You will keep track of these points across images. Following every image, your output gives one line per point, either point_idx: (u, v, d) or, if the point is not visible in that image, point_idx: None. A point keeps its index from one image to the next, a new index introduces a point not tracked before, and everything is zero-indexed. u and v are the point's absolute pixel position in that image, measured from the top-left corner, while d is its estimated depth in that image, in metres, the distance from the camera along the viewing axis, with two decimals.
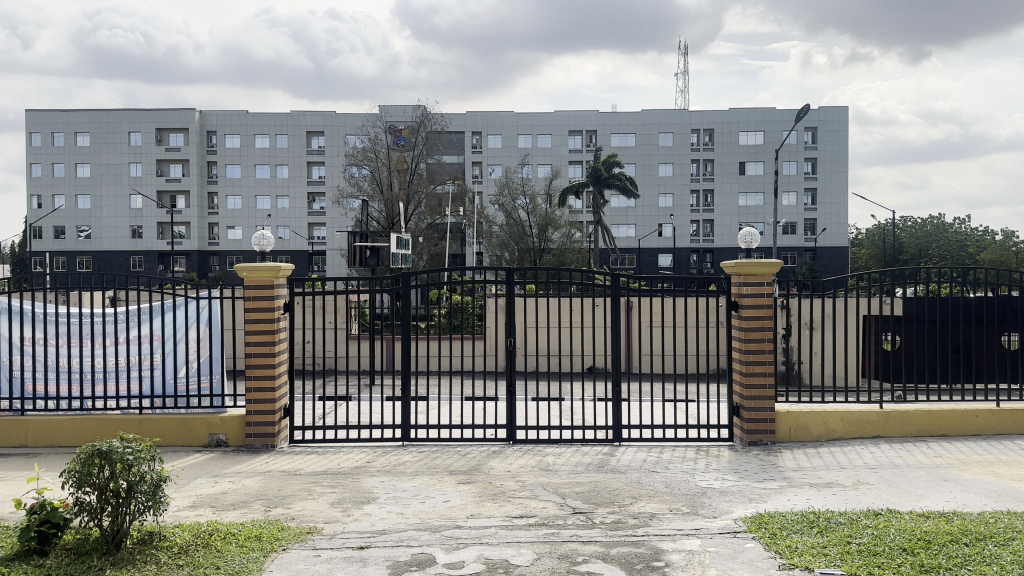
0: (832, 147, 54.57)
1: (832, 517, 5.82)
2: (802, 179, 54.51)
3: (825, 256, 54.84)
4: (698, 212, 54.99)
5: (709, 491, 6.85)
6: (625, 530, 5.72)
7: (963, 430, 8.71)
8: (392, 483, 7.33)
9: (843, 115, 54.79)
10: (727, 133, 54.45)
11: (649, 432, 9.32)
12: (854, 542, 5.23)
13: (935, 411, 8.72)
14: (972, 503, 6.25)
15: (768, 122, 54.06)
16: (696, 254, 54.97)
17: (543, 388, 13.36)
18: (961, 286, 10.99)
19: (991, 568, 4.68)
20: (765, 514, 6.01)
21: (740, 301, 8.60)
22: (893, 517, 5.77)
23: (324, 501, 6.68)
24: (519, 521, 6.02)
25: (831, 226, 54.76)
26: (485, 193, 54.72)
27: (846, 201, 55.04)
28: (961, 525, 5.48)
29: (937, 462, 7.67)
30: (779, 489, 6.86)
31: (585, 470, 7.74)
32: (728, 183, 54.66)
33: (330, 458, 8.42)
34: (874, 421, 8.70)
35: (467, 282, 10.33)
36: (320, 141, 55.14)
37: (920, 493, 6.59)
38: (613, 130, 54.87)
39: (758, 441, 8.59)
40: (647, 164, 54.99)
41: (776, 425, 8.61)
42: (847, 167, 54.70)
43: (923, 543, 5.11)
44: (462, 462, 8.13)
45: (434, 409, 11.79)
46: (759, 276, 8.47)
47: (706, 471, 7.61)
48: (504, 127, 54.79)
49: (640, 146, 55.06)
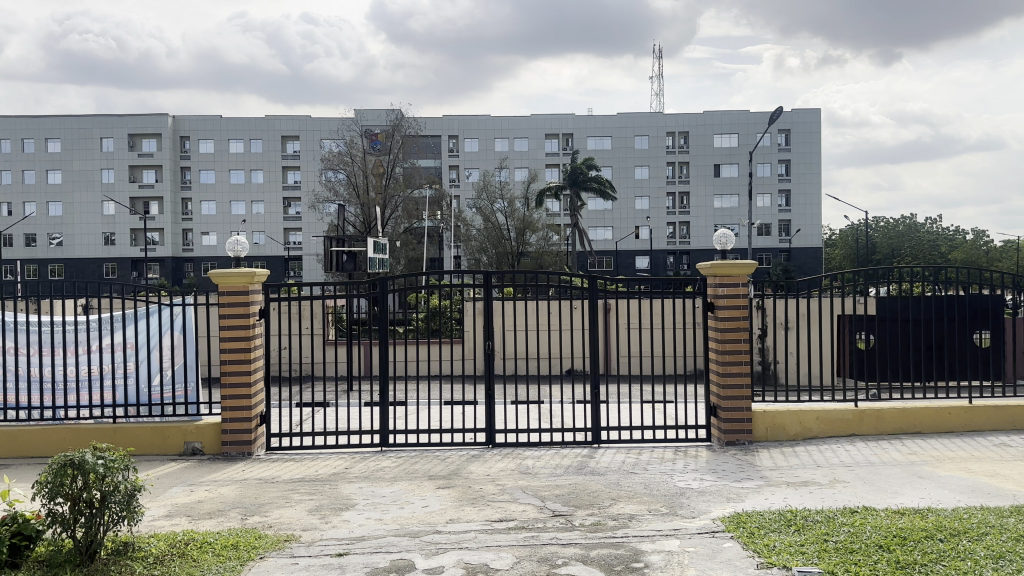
0: (805, 149, 55.21)
1: (809, 515, 5.87)
2: (776, 181, 55.12)
3: (799, 256, 55.47)
4: (674, 214, 55.36)
5: (688, 491, 6.88)
6: (605, 532, 5.73)
7: (937, 428, 8.83)
8: (370, 489, 7.27)
9: (817, 118, 55.46)
10: (701, 136, 54.93)
11: (628, 433, 9.34)
12: (831, 540, 5.28)
13: (910, 408, 8.84)
14: (947, 499, 6.35)
15: (742, 125, 54.61)
16: (673, 256, 55.40)
17: (521, 391, 13.62)
18: (933, 285, 11.13)
19: (966, 564, 4.74)
20: (743, 513, 6.03)
21: (716, 303, 8.66)
22: (868, 514, 5.84)
23: (300, 509, 6.60)
24: (499, 524, 6.01)
25: (805, 227, 55.37)
26: (462, 196, 54.78)
27: (819, 203, 55.69)
28: (936, 521, 5.55)
29: (912, 458, 7.78)
30: (756, 489, 6.90)
31: (565, 472, 7.74)
32: (703, 186, 55.07)
33: (308, 465, 8.34)
34: (849, 419, 8.80)
35: (445, 287, 10.13)
36: (295, 145, 54.78)
37: (896, 490, 6.67)
38: (589, 133, 54.99)
39: (736, 441, 8.64)
40: (623, 167, 55.30)
41: (753, 424, 8.68)
42: (820, 169, 55.41)
43: (899, 540, 5.17)
44: (442, 467, 8.09)
45: (413, 413, 11.74)
46: (735, 277, 8.54)
47: (684, 471, 7.65)
48: (480, 130, 54.83)
49: (616, 149, 55.31)
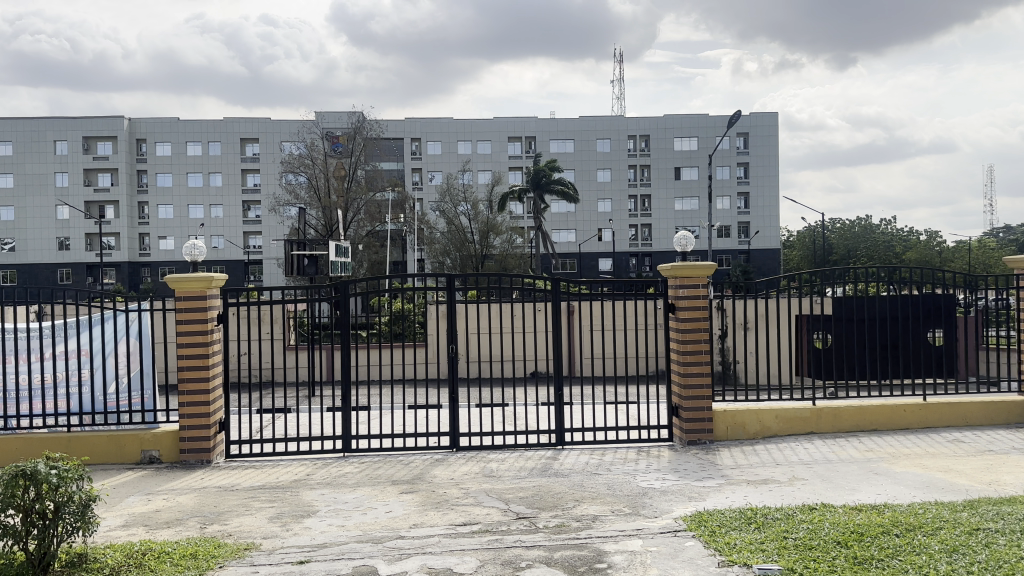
0: (763, 152, 56.16)
1: (769, 513, 5.96)
2: (734, 184, 55.99)
3: (758, 257, 56.39)
4: (636, 217, 55.84)
5: (651, 491, 6.94)
6: (568, 533, 5.75)
7: (891, 425, 9.03)
8: (332, 495, 7.21)
9: (773, 121, 56.47)
10: (662, 140, 55.53)
11: (592, 434, 9.37)
12: (790, 537, 5.37)
13: (866, 406, 9.03)
14: (902, 494, 6.50)
15: (702, 129, 55.38)
16: (635, 258, 55.89)
17: (485, 394, 13.64)
18: (888, 285, 11.37)
19: (920, 558, 4.85)
20: (704, 512, 6.10)
21: (677, 304, 8.75)
22: (826, 511, 5.95)
23: (261, 517, 6.51)
24: (463, 528, 5.99)
25: (763, 229, 56.29)
26: (425, 199, 54.62)
27: (777, 205, 56.69)
28: (891, 516, 5.68)
29: (868, 455, 7.95)
30: (717, 487, 6.99)
31: (528, 475, 7.74)
32: (664, 189, 55.69)
33: (269, 473, 8.22)
34: (807, 417, 8.97)
35: (408, 290, 10.05)
36: (255, 148, 53.99)
37: (853, 487, 6.80)
38: (551, 136, 55.23)
39: (697, 440, 8.75)
40: (585, 170, 55.62)
41: (713, 424, 8.79)
42: (777, 172, 56.40)
43: (856, 536, 5.27)
44: (405, 471, 8.04)
45: (377, 419, 11.63)
46: (695, 278, 8.64)
47: (647, 471, 7.72)
48: (442, 133, 54.69)
49: (578, 152, 55.63)
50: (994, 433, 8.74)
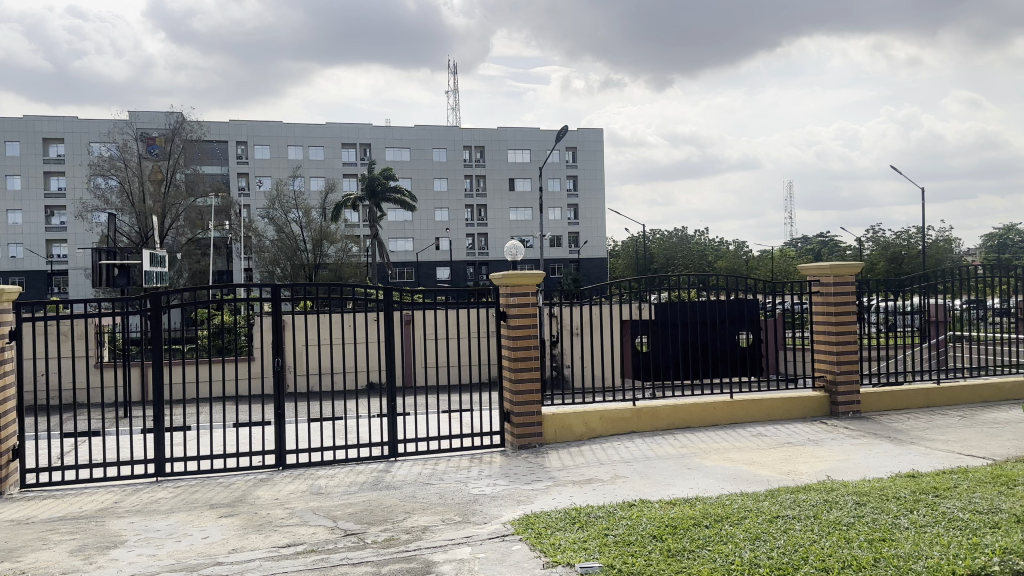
0: (590, 165, 58.73)
1: (592, 512, 6.20)
2: (565, 196, 58.19)
3: (588, 266, 58.89)
4: (473, 226, 56.53)
5: (481, 498, 7.00)
6: (397, 547, 5.67)
7: (704, 422, 9.70)
8: (143, 523, 6.66)
9: (599, 137, 59.23)
10: (496, 151, 56.58)
11: (426, 444, 9.33)
12: (611, 534, 5.61)
13: (682, 405, 9.64)
14: (711, 487, 6.98)
15: (534, 142, 57.03)
16: (472, 267, 56.50)
17: (316, 407, 13.21)
18: (704, 291, 12.18)
19: (726, 546, 5.21)
20: (531, 515, 6.24)
21: (508, 312, 8.92)
22: (645, 506, 6.27)
23: (57, 552, 5.89)
24: (287, 549, 5.75)
25: (592, 239, 58.86)
26: (254, 206, 52.33)
27: (605, 216, 59.50)
28: (702, 509, 6.07)
29: (683, 451, 8.49)
30: (545, 490, 7.18)
31: (359, 489, 7.57)
32: (499, 199, 56.80)
33: (70, 502, 7.48)
34: (629, 417, 9.45)
35: (230, 301, 9.50)
36: (58, 148, 49.18)
37: (668, 482, 7.23)
38: (387, 144, 54.69)
39: (527, 444, 8.95)
40: (421, 179, 55.55)
41: (543, 427, 9.03)
42: (604, 185, 59.20)
43: (670, 530, 5.59)
44: (227, 494, 7.60)
45: (196, 440, 10.90)
46: (526, 285, 8.85)
47: (479, 478, 7.79)
48: (271, 137, 52.58)
49: (414, 161, 55.46)
50: (792, 426, 9.60)
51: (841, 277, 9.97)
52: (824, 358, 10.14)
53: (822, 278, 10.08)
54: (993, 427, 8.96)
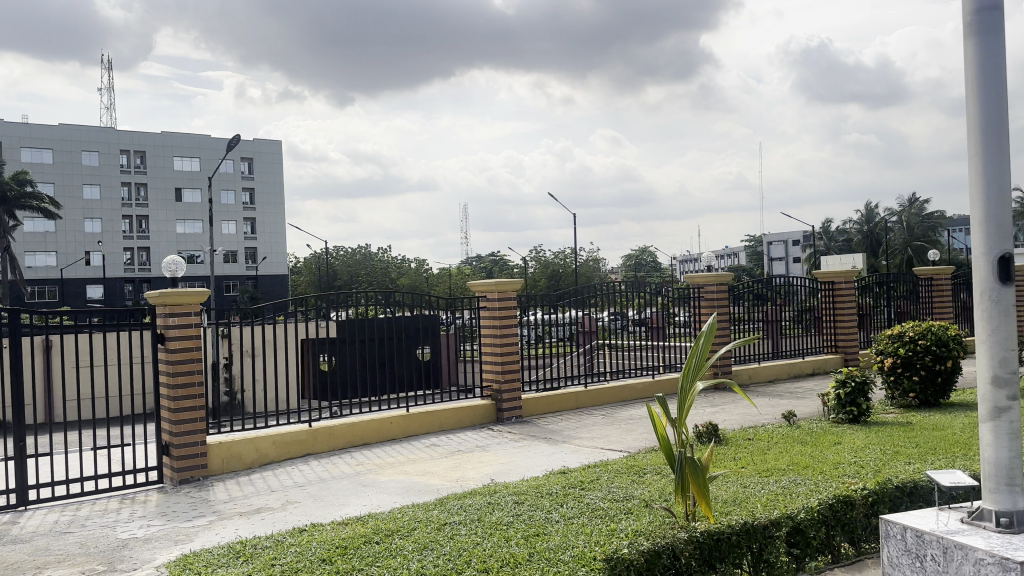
0: (267, 178, 56.39)
1: (258, 543, 5.85)
2: (240, 209, 55.23)
3: (266, 282, 56.45)
4: (131, 239, 50.98)
5: (130, 543, 6.22)
6: None
7: (381, 438, 9.78)
8: None
9: (277, 149, 57.13)
10: (159, 158, 51.63)
11: (65, 488, 8.08)
12: (278, 563, 5.33)
13: (358, 422, 9.62)
14: (384, 503, 7.03)
15: (204, 150, 53.15)
16: (131, 284, 50.89)
17: None
18: (383, 308, 12.27)
19: (395, 559, 5.23)
20: (189, 555, 5.69)
21: (167, 335, 8.11)
22: (315, 530, 6.08)
23: None
24: None
25: (270, 254, 56.65)
26: None
27: (284, 232, 57.63)
28: (373, 526, 6.06)
29: (357, 469, 8.45)
30: (207, 525, 6.62)
31: None
32: (163, 211, 51.95)
33: None
34: (304, 439, 9.18)
35: None
36: None
37: (341, 502, 7.13)
38: (19, 142, 47.03)
39: (190, 478, 8.20)
40: (66, 184, 48.77)
41: (208, 458, 8.36)
42: (283, 199, 57.28)
43: (340, 551, 5.47)
44: None
45: None
46: (188, 304, 8.13)
47: (130, 520, 6.93)
48: None
49: (57, 164, 48.51)
50: (461, 434, 10.09)
51: (504, 292, 10.75)
52: (490, 369, 10.84)
53: (488, 294, 10.76)
54: (629, 423, 10.34)
